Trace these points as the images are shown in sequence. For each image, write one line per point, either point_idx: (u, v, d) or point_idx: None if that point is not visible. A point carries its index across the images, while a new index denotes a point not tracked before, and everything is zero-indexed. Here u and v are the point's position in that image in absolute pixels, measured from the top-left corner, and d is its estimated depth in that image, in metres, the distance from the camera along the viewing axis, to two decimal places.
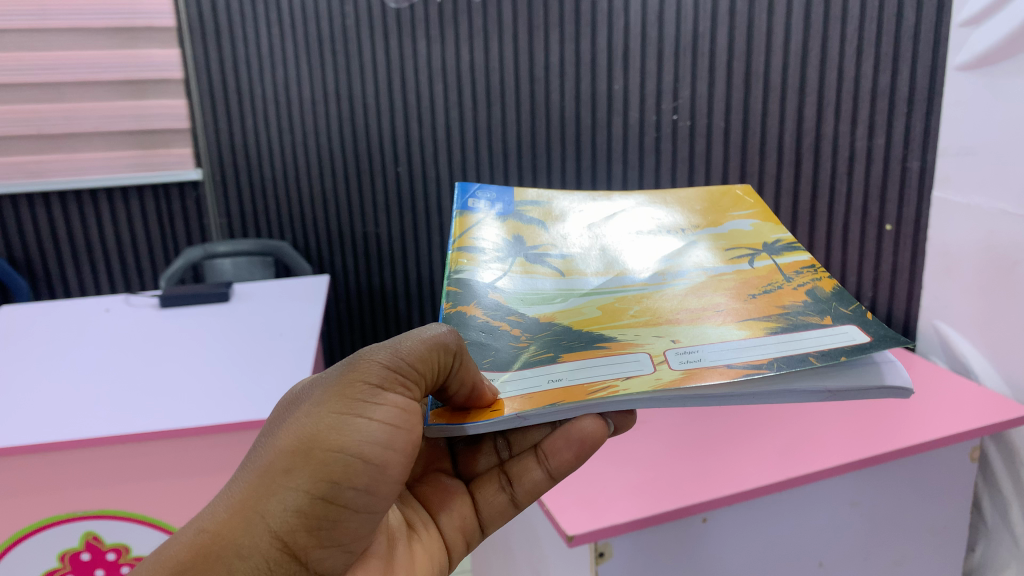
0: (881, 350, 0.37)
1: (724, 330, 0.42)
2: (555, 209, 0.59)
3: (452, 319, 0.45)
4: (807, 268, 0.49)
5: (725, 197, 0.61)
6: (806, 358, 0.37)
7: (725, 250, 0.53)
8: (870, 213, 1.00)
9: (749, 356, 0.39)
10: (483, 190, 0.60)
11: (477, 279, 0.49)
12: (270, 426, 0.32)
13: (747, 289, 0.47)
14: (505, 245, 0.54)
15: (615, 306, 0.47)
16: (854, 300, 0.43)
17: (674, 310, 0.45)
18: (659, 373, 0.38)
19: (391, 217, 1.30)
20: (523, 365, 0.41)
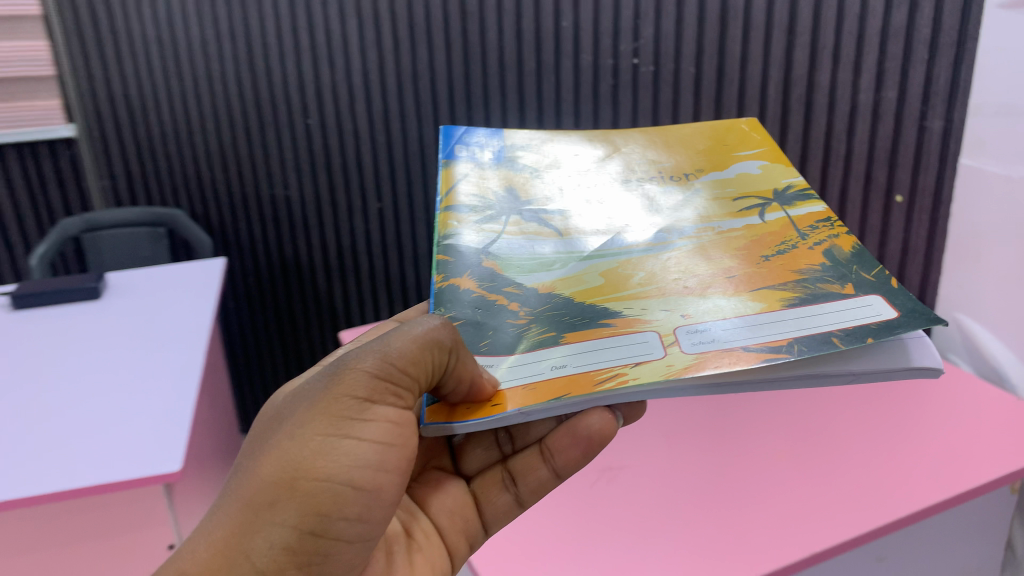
0: (912, 329, 0.34)
1: (738, 302, 0.39)
2: (548, 154, 0.55)
3: (444, 296, 0.42)
4: (823, 222, 0.45)
5: (730, 133, 0.57)
6: (828, 341, 0.35)
7: (734, 201, 0.49)
8: (876, 177, 1.19)
9: (768, 335, 0.36)
10: (470, 134, 0.55)
11: (467, 245, 0.46)
12: (252, 445, 0.30)
13: (758, 249, 0.44)
14: (496, 202, 0.50)
15: (618, 272, 0.44)
16: (877, 264, 0.40)
17: (682, 276, 0.42)
18: (670, 359, 0.36)
19: (301, 177, 1.29)
20: (524, 347, 0.39)
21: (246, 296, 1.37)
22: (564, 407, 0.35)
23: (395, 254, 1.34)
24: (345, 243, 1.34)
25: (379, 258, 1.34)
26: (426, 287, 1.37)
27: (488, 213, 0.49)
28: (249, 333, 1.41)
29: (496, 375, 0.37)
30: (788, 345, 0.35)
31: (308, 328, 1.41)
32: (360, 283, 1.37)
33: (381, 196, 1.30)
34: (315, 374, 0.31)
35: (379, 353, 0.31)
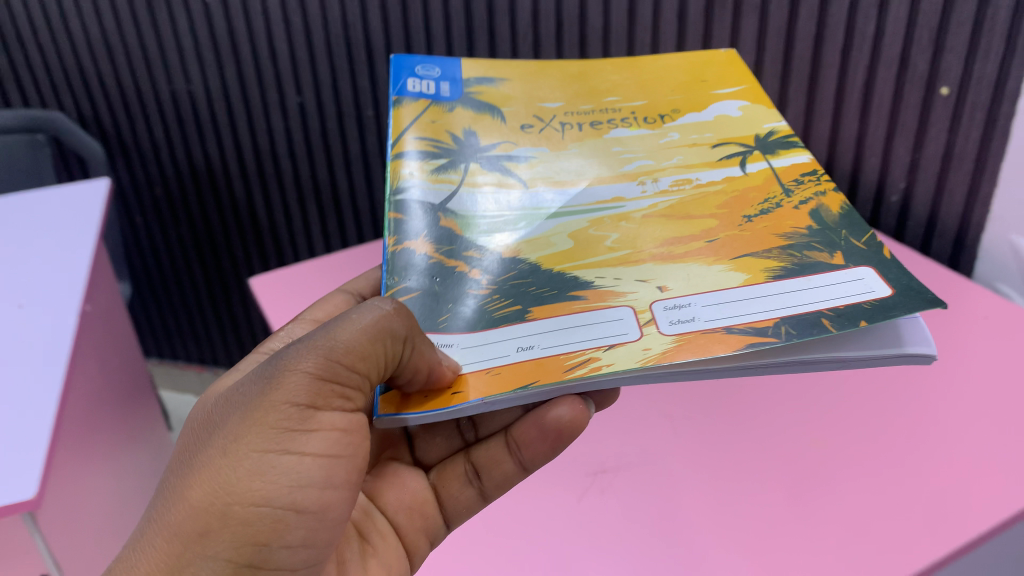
0: (910, 311, 0.31)
1: (718, 272, 0.36)
2: (509, 91, 0.50)
3: (396, 261, 0.38)
4: (808, 175, 0.42)
5: (709, 68, 0.52)
6: (817, 322, 0.32)
7: (712, 147, 0.46)
8: (913, 67, 0.63)
9: (751, 314, 0.33)
10: (424, 66, 0.50)
11: (423, 200, 0.41)
12: (180, 459, 0.27)
13: (740, 208, 0.40)
14: (454, 146, 0.45)
15: (589, 234, 0.40)
16: (868, 230, 0.37)
17: (657, 239, 0.39)
18: (647, 342, 0.32)
19: (205, 67, 0.91)
20: (486, 323, 0.35)
21: (155, 209, 1.04)
22: (531, 396, 0.32)
23: (323, 157, 0.94)
24: (264, 144, 0.95)
25: (306, 162, 0.95)
26: (365, 197, 0.96)
27: (445, 159, 0.44)
28: (166, 251, 1.08)
29: (455, 357, 0.34)
30: (774, 326, 0.32)
31: (232, 248, 1.06)
32: (286, 192, 0.99)
33: (301, 87, 0.90)
34: (253, 373, 0.28)
35: (322, 351, 0.27)
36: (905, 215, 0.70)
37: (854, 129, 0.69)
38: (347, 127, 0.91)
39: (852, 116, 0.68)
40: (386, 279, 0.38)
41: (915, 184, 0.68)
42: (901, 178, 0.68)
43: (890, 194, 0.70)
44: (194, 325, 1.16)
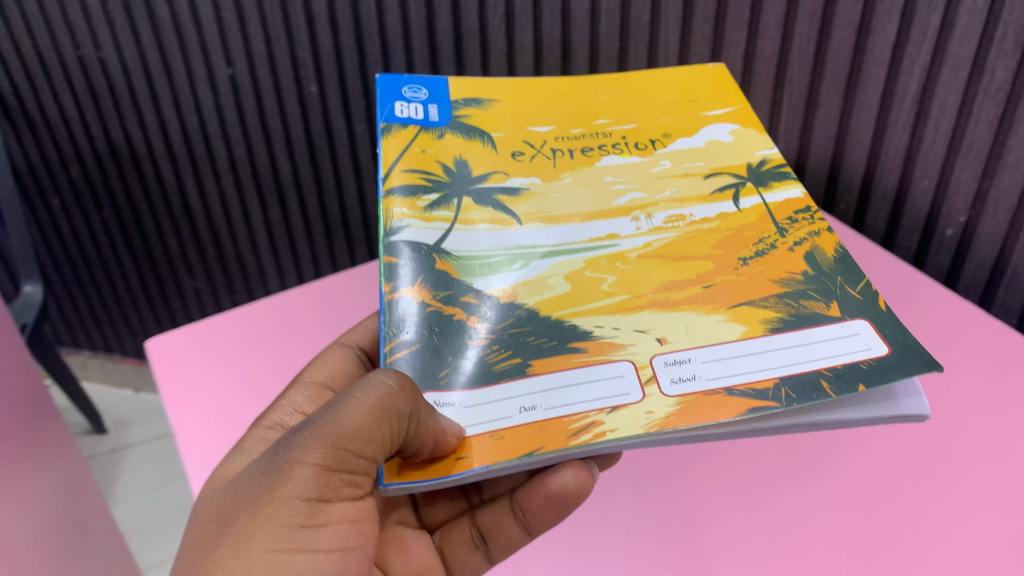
0: (906, 375, 0.32)
1: (717, 323, 0.36)
2: (496, 111, 0.49)
3: (394, 310, 0.38)
4: (801, 213, 0.42)
5: (699, 85, 0.52)
6: (816, 382, 0.32)
7: (705, 177, 0.45)
8: (993, 76, 0.52)
9: (750, 373, 0.33)
10: (411, 87, 0.49)
11: (415, 241, 0.41)
12: (191, 556, 0.28)
13: (735, 249, 0.40)
14: (446, 178, 0.44)
15: (586, 276, 0.40)
16: (863, 278, 0.37)
17: (655, 283, 0.39)
18: (649, 405, 0.33)
19: (117, 32, 0.79)
20: (487, 378, 0.35)
21: (71, 189, 0.94)
22: (535, 461, 0.32)
23: (260, 137, 0.85)
24: (190, 120, 0.85)
25: (243, 144, 0.86)
26: (310, 181, 0.88)
27: (436, 193, 0.44)
28: (92, 240, 1.00)
29: (455, 417, 0.34)
30: (774, 387, 0.33)
31: (163, 234, 0.97)
32: (220, 177, 0.90)
33: (230, 57, 0.79)
34: (259, 460, 0.29)
35: (330, 442, 0.28)
36: (963, 252, 0.60)
37: (903, 142, 0.58)
38: (289, 103, 0.82)
39: (901, 128, 0.58)
40: (385, 328, 0.37)
41: (979, 215, 0.57)
42: (963, 211, 0.58)
43: (944, 227, 0.60)
44: (127, 317, 1.09)
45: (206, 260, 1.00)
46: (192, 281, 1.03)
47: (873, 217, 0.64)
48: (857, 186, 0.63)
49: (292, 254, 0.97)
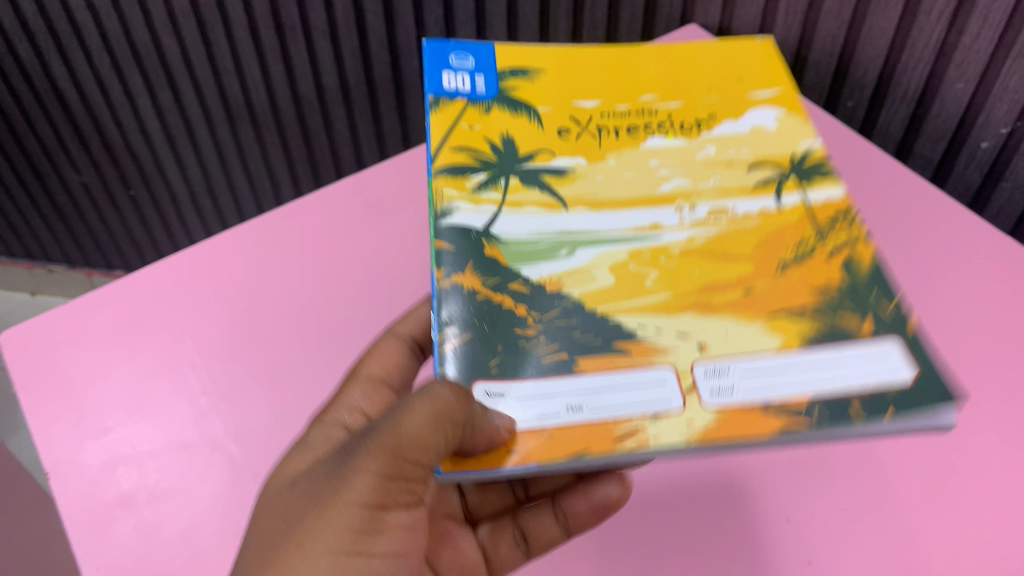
0: (931, 407, 0.33)
1: (755, 333, 0.37)
2: (540, 82, 0.49)
3: (446, 294, 0.38)
4: (842, 217, 0.42)
5: (747, 64, 0.51)
6: (849, 403, 0.34)
7: (748, 168, 0.45)
8: None
9: (786, 390, 0.34)
10: (459, 54, 0.49)
11: (464, 224, 0.41)
12: (257, 550, 0.31)
13: (774, 252, 0.40)
14: (494, 157, 0.44)
15: (630, 268, 0.40)
16: (898, 294, 0.38)
17: (697, 281, 0.39)
18: (689, 414, 0.34)
19: None
20: (530, 374, 0.36)
21: None
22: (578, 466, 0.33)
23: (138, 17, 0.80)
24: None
25: (115, 21, 0.80)
26: (201, 60, 0.84)
27: (485, 171, 0.44)
28: None
29: (500, 412, 0.35)
30: (811, 407, 0.34)
31: (34, 123, 0.93)
32: (92, 55, 0.84)
33: None
34: (320, 468, 0.33)
35: (392, 451, 0.31)
36: (999, 160, 0.60)
37: (937, 34, 0.57)
38: None
39: (935, 18, 0.56)
40: (435, 314, 0.38)
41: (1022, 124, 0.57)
42: (1005, 123, 0.58)
43: (980, 138, 0.60)
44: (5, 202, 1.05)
45: (91, 151, 0.96)
46: (78, 175, 1.00)
47: (889, 117, 0.64)
48: (870, 82, 0.63)
49: (189, 142, 0.95)
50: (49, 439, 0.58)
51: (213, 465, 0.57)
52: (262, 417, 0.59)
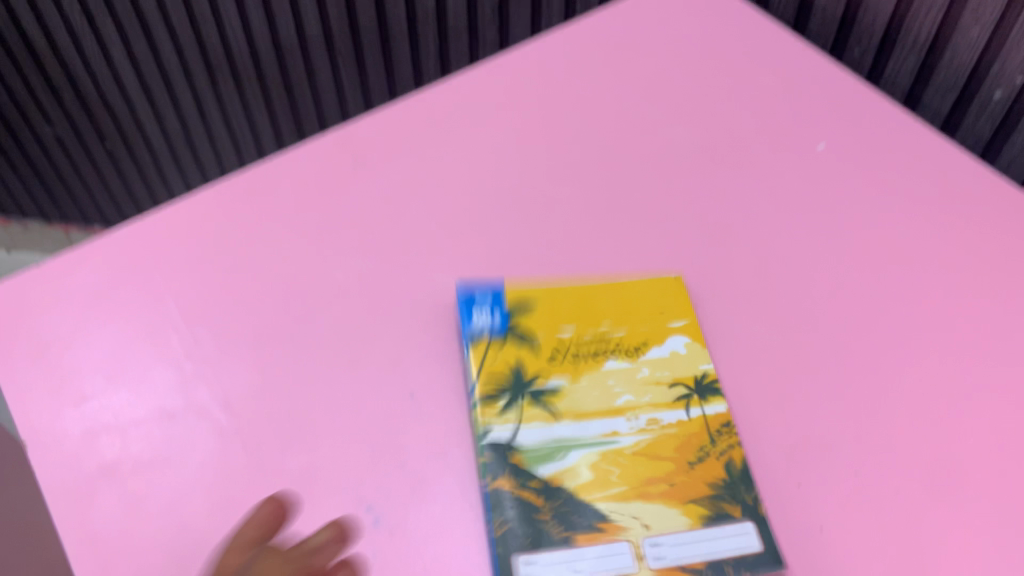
0: (765, 566, 0.54)
1: (673, 515, 0.56)
2: (531, 328, 0.66)
3: (494, 500, 0.57)
4: (726, 428, 0.61)
5: (669, 295, 0.70)
6: (725, 564, 0.54)
7: (668, 387, 0.64)
8: None
9: (686, 557, 0.54)
10: (480, 307, 0.67)
11: (497, 441, 0.60)
12: None
13: (685, 453, 0.60)
14: (512, 386, 0.63)
15: (602, 466, 0.58)
16: (756, 488, 0.58)
17: (639, 476, 0.58)
18: (640, 573, 0.53)
19: None
20: (546, 543, 0.55)
21: None
22: None
23: None
24: None
25: None
26: None
27: (506, 396, 0.62)
28: None
29: (529, 567, 0.54)
30: (702, 567, 0.54)
31: None
32: None
33: None
34: None
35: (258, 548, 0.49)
36: None
37: None
38: None
39: None
40: (489, 516, 0.56)
41: None
42: None
43: None
44: None
45: None
46: None
47: None
48: None
49: None
50: (30, 406, 0.64)
51: (199, 433, 0.61)
52: (245, 386, 0.64)
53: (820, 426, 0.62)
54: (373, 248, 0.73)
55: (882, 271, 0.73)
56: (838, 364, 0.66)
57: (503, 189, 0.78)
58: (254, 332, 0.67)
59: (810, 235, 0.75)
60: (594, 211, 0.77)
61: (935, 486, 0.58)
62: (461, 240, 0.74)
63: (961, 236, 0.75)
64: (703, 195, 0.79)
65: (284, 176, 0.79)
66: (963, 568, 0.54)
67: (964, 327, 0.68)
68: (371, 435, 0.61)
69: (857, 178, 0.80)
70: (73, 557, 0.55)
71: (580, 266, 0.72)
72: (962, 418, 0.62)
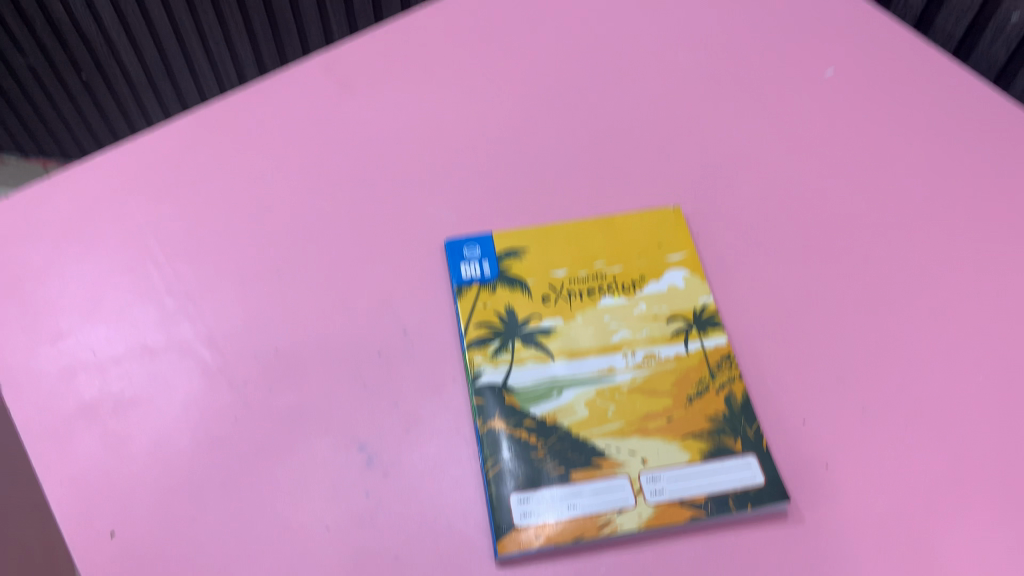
0: (768, 498, 0.52)
1: (673, 450, 0.54)
2: (524, 263, 0.63)
3: (487, 441, 0.55)
4: (725, 361, 0.59)
5: (666, 225, 0.66)
6: (727, 497, 0.52)
7: (666, 320, 0.61)
8: None
9: (687, 492, 0.53)
10: (469, 247, 0.64)
11: (491, 382, 0.57)
12: None
13: (684, 387, 0.57)
14: (503, 327, 0.60)
15: (599, 404, 0.56)
16: (756, 421, 0.56)
17: (638, 412, 0.56)
18: (640, 508, 0.52)
19: None
20: (543, 482, 0.53)
21: None
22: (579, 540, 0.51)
23: None
24: None
25: None
26: None
27: (497, 339, 0.59)
28: None
29: (526, 505, 0.52)
30: (703, 502, 0.52)
31: None
32: None
33: None
34: None
35: None
36: None
37: None
38: None
39: None
40: (483, 456, 0.54)
41: None
42: None
43: None
44: None
45: None
46: None
47: None
48: None
49: None
50: (5, 344, 0.61)
51: (182, 370, 0.59)
52: (229, 322, 0.61)
53: (825, 357, 0.60)
54: (361, 178, 0.69)
55: (891, 198, 0.70)
56: (845, 293, 0.64)
57: (497, 115, 0.75)
58: (238, 266, 0.64)
59: (817, 160, 0.73)
60: (592, 139, 0.74)
61: (942, 419, 0.57)
62: (453, 169, 0.70)
63: (972, 164, 0.72)
64: (705, 121, 0.75)
65: (266, 105, 0.75)
66: (969, 498, 0.53)
67: (974, 256, 0.66)
68: (363, 373, 0.58)
69: (866, 103, 0.77)
70: (54, 499, 0.54)
71: (577, 195, 0.69)
72: (971, 349, 0.61)
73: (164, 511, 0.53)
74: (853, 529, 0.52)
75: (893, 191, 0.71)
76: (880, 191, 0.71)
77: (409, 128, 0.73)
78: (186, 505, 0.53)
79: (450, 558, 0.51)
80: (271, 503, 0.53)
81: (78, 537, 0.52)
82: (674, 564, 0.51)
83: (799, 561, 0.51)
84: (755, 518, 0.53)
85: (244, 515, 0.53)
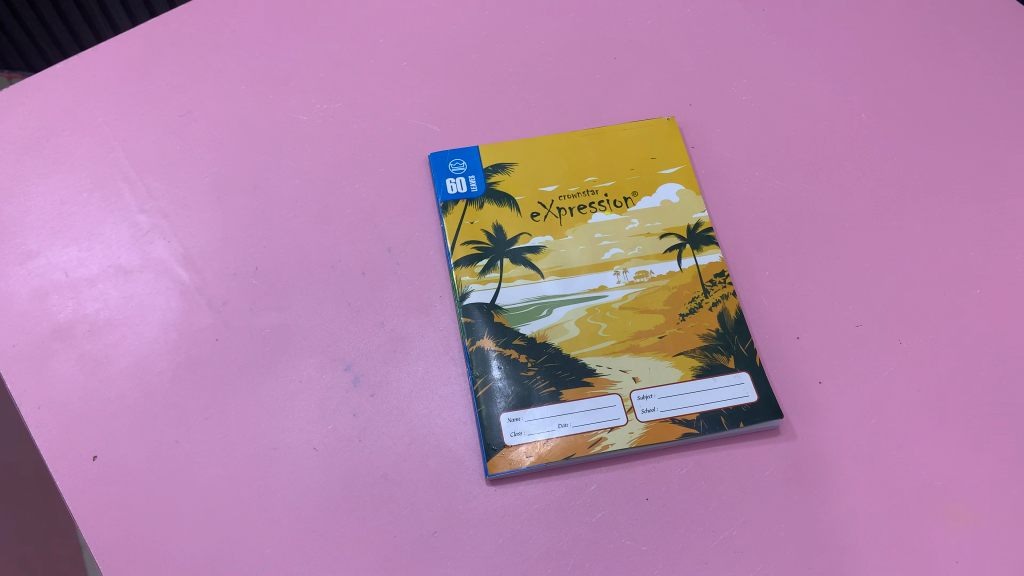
0: (761, 416, 0.52)
1: (664, 367, 0.54)
2: (512, 178, 0.60)
3: (476, 361, 0.53)
4: (720, 277, 0.57)
5: (659, 137, 0.63)
6: (720, 414, 0.52)
7: (659, 237, 0.59)
8: None
9: (679, 410, 0.52)
10: (455, 162, 0.61)
11: (479, 301, 0.55)
12: None
13: (676, 305, 0.56)
14: (492, 245, 0.58)
15: (590, 322, 0.55)
16: (750, 338, 0.55)
17: (630, 330, 0.55)
18: (631, 426, 0.51)
19: None
20: (533, 401, 0.52)
21: None
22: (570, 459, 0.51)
23: None
24: None
25: None
26: None
27: (486, 257, 0.57)
28: None
29: (516, 425, 0.51)
30: (695, 419, 0.52)
31: None
32: None
33: None
34: None
35: None
36: None
37: None
38: None
39: None
40: (472, 376, 0.53)
41: None
42: None
43: None
44: None
45: None
46: None
47: None
48: None
49: None
50: None
51: (158, 291, 0.57)
52: (206, 240, 0.59)
53: (820, 274, 0.59)
54: (340, 88, 0.66)
55: (893, 107, 0.68)
56: (843, 207, 0.62)
57: (481, 21, 0.71)
58: (212, 182, 0.61)
59: (817, 67, 0.70)
60: (581, 47, 0.70)
61: (935, 335, 0.56)
62: (437, 79, 0.67)
63: (975, 71, 0.70)
64: (700, 28, 0.72)
65: (235, 11, 0.71)
66: (958, 411, 0.53)
67: (975, 168, 0.65)
68: (346, 292, 0.57)
69: (867, 9, 0.74)
70: (33, 424, 0.52)
71: (569, 107, 0.66)
72: (968, 263, 0.60)
73: (146, 434, 0.52)
74: (842, 444, 0.52)
75: (894, 100, 0.68)
76: (882, 101, 0.68)
77: (389, 35, 0.69)
78: (170, 428, 0.52)
79: (440, 477, 0.50)
80: (257, 424, 0.52)
81: (61, 461, 0.51)
82: (665, 480, 0.51)
83: (791, 476, 0.51)
84: (747, 434, 0.53)
85: (229, 437, 0.52)
